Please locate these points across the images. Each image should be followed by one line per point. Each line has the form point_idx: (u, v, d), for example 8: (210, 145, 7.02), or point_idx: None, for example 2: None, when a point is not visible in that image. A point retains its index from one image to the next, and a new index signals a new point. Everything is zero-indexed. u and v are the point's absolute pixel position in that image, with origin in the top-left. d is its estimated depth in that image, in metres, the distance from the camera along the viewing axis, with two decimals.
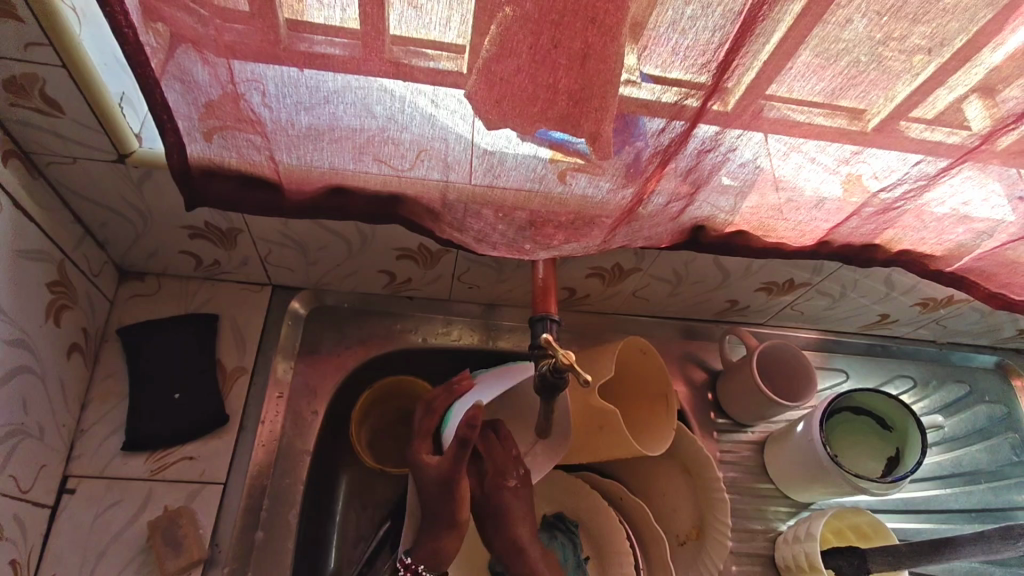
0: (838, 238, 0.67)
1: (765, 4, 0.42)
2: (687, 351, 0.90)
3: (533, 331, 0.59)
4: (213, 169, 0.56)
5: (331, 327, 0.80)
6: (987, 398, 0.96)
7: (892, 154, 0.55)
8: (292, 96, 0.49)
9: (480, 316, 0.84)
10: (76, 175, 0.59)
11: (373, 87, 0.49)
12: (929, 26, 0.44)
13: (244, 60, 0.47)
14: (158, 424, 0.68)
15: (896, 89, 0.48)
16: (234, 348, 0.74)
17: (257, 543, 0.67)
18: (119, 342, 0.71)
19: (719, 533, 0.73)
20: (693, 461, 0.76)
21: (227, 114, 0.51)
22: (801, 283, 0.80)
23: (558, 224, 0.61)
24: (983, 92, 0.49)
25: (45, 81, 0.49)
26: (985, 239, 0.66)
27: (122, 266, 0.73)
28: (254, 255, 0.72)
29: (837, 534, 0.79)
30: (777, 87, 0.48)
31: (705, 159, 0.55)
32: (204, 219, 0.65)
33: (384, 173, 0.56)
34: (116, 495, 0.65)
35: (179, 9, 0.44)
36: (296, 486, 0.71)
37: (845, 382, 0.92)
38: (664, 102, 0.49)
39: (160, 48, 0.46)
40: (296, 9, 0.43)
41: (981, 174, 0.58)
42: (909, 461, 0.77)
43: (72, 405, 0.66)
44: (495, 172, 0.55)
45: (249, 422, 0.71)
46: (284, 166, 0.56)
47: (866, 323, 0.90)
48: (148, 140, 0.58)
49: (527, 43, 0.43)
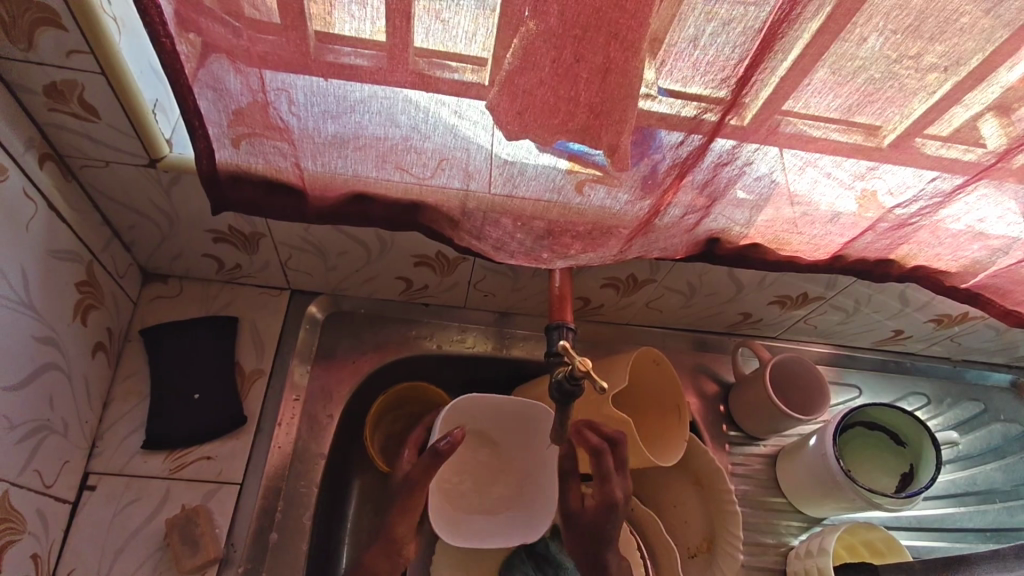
0: (853, 252, 0.67)
1: (784, 21, 0.43)
2: (700, 363, 0.90)
3: (549, 338, 0.60)
4: (241, 175, 0.58)
5: (348, 332, 0.82)
6: (1003, 416, 0.95)
7: (908, 170, 0.56)
8: (319, 105, 0.51)
9: (493, 324, 0.85)
10: (107, 179, 0.61)
11: (398, 98, 0.50)
12: (946, 45, 0.45)
13: (275, 70, 0.48)
14: (177, 424, 0.69)
15: (912, 106, 0.49)
16: (251, 351, 0.75)
17: (272, 544, 0.68)
18: (141, 342, 0.72)
19: (730, 546, 0.73)
20: (704, 472, 0.77)
21: (256, 122, 0.53)
22: (814, 297, 0.80)
23: (575, 233, 0.62)
24: (999, 111, 0.50)
25: (84, 88, 0.51)
26: (1000, 257, 0.66)
27: (146, 268, 0.75)
28: (275, 260, 0.73)
29: (850, 551, 0.78)
30: (794, 103, 0.49)
31: (722, 173, 0.56)
32: (228, 223, 0.67)
33: (406, 181, 0.58)
34: (134, 493, 0.66)
35: (214, 21, 0.45)
36: (310, 489, 0.72)
37: (858, 398, 0.92)
38: (682, 116, 0.50)
39: (193, 57, 0.48)
40: (326, 21, 0.44)
41: (996, 192, 0.59)
42: (923, 478, 0.78)
43: (95, 404, 0.67)
44: (515, 182, 0.56)
45: (266, 424, 0.72)
46: (308, 173, 0.57)
47: (880, 338, 0.90)
48: (179, 146, 0.59)
49: (550, 56, 0.45)
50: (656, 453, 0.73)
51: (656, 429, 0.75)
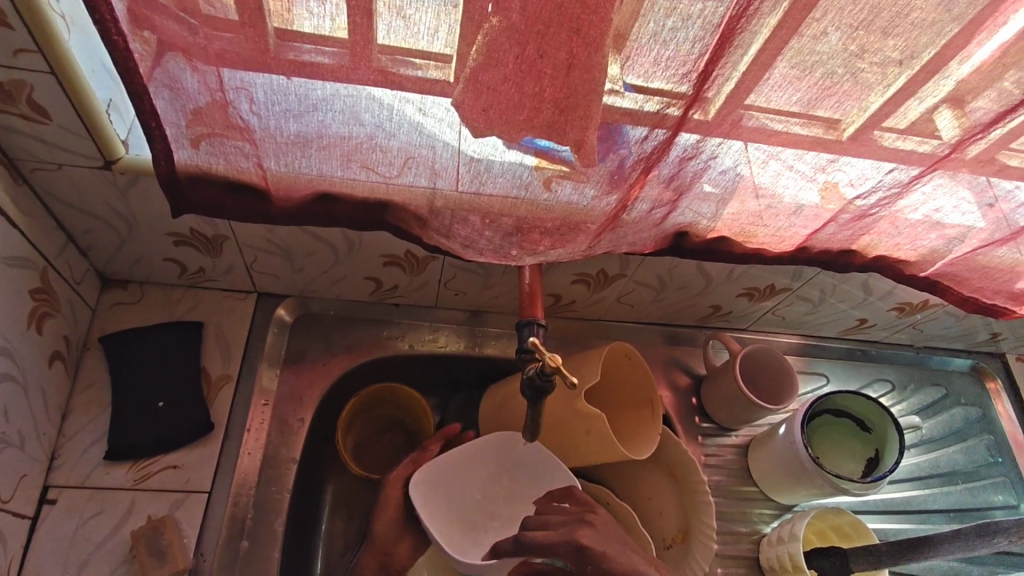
0: (817, 244, 0.69)
1: (743, 16, 0.43)
2: (672, 357, 0.91)
3: (520, 335, 0.59)
4: (201, 176, 0.56)
5: (318, 335, 0.81)
6: (963, 400, 0.98)
7: (867, 162, 0.57)
8: (280, 104, 0.50)
9: (466, 323, 0.85)
10: (60, 183, 0.59)
11: (362, 96, 0.49)
12: (900, 40, 0.46)
13: (234, 68, 0.47)
14: (141, 433, 0.67)
15: (869, 100, 0.50)
16: (218, 357, 0.74)
17: (243, 552, 0.66)
18: (102, 350, 0.70)
19: (704, 535, 0.74)
20: (677, 463, 0.77)
21: (215, 121, 0.51)
22: (781, 289, 0.81)
23: (543, 230, 0.62)
24: (952, 103, 0.51)
25: (33, 88, 0.49)
26: (956, 245, 0.68)
27: (105, 274, 0.73)
28: (240, 262, 0.72)
29: (820, 534, 0.80)
30: (756, 98, 0.50)
31: (687, 167, 0.57)
32: (190, 226, 0.65)
33: (372, 180, 0.57)
34: (97, 505, 0.64)
35: (167, 17, 0.44)
36: (282, 494, 0.71)
37: (825, 386, 0.94)
38: (646, 111, 0.50)
39: (147, 55, 0.46)
40: (285, 18, 0.43)
41: (951, 182, 0.60)
42: (887, 462, 0.79)
43: (53, 415, 0.65)
44: (482, 179, 0.56)
45: (235, 430, 0.71)
46: (271, 173, 0.56)
47: (845, 327, 0.92)
48: (135, 147, 0.58)
49: (513, 52, 0.44)
50: (629, 446, 0.73)
51: (629, 423, 0.75)
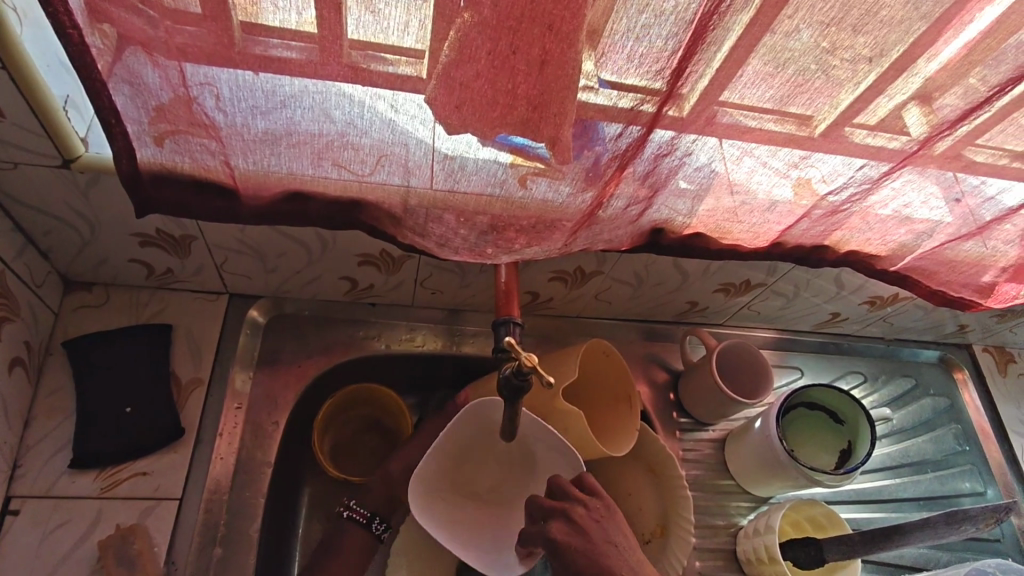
0: (790, 239, 0.69)
1: (716, 13, 0.43)
2: (649, 353, 0.91)
3: (495, 334, 0.59)
4: (166, 175, 0.54)
5: (291, 336, 0.79)
6: (931, 390, 1.00)
7: (839, 158, 0.57)
8: (246, 100, 0.48)
9: (443, 321, 0.84)
10: (17, 182, 0.56)
11: (332, 92, 0.48)
12: (870, 37, 0.46)
13: (197, 63, 0.46)
14: (108, 439, 0.65)
15: (840, 96, 0.50)
16: (189, 360, 0.72)
17: (217, 558, 0.65)
18: (66, 355, 0.68)
19: (682, 531, 0.75)
20: (655, 459, 0.78)
21: (180, 118, 0.50)
22: (756, 284, 0.82)
23: (519, 228, 0.61)
24: (920, 100, 0.52)
25: None
26: (925, 239, 0.70)
27: (68, 276, 0.70)
28: (210, 263, 0.70)
29: (795, 526, 0.81)
30: (729, 94, 0.50)
31: (662, 163, 0.57)
32: (156, 226, 0.63)
33: (344, 178, 0.56)
34: (63, 515, 0.62)
35: (125, 10, 0.42)
36: (256, 499, 0.69)
37: (800, 379, 0.96)
38: (620, 108, 0.50)
39: (106, 50, 0.44)
40: (250, 12, 0.42)
41: (920, 177, 0.61)
42: (859, 453, 0.81)
43: (15, 423, 0.63)
44: (456, 177, 0.55)
45: (207, 434, 0.69)
46: (240, 171, 0.55)
47: (818, 321, 0.93)
48: (96, 144, 0.56)
49: (485, 49, 0.44)
50: (608, 443, 0.73)
51: (607, 420, 0.75)
